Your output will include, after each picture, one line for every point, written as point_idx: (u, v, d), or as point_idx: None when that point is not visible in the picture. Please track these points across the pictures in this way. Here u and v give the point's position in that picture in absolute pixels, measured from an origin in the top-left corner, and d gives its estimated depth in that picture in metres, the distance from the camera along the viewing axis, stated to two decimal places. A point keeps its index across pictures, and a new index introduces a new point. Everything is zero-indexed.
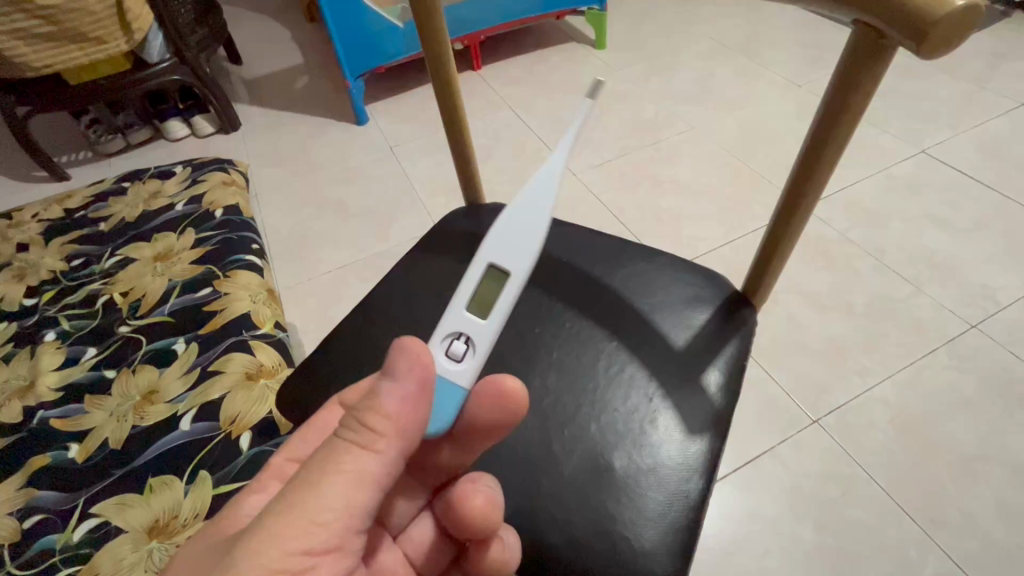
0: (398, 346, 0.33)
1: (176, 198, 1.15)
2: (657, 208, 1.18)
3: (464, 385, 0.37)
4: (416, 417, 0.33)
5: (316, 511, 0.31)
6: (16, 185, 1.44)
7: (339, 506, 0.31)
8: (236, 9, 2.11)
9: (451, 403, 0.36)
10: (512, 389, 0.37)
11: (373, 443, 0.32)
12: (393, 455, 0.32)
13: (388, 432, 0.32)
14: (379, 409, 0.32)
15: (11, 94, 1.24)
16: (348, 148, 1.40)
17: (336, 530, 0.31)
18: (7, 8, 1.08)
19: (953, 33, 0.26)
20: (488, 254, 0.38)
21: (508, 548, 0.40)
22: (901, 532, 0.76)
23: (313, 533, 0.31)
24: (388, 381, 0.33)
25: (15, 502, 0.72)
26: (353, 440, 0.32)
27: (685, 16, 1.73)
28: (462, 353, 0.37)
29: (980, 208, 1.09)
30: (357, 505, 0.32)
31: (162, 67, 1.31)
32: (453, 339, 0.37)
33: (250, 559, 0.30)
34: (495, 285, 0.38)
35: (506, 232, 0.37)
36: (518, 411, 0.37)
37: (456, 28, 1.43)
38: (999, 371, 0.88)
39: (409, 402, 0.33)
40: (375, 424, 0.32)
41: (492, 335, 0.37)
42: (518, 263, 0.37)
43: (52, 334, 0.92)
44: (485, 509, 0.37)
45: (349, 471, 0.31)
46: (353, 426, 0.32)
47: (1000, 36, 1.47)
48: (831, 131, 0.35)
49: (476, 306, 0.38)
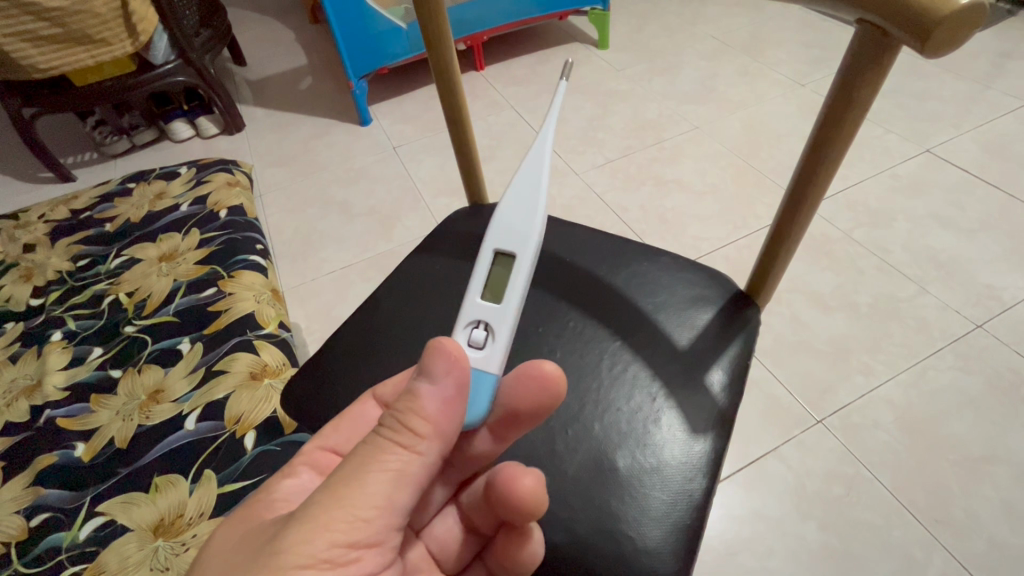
0: (434, 348, 0.33)
1: (182, 199, 1.16)
2: (661, 208, 1.18)
3: (494, 372, 0.38)
4: (454, 418, 0.34)
5: (361, 506, 0.31)
6: (22, 185, 1.45)
7: (381, 503, 0.32)
8: (240, 11, 2.12)
9: (485, 392, 0.38)
10: (551, 373, 0.38)
11: (414, 444, 0.33)
12: (433, 456, 0.33)
13: (428, 433, 0.33)
14: (420, 411, 0.33)
15: (17, 95, 1.25)
16: (352, 149, 1.41)
17: (378, 526, 0.32)
18: (13, 11, 1.09)
19: (956, 32, 0.26)
20: (493, 240, 0.39)
21: (541, 543, 0.40)
22: (906, 533, 0.75)
23: (359, 527, 0.31)
24: (425, 383, 0.33)
25: (22, 501, 0.73)
26: (394, 439, 0.33)
27: (689, 16, 1.73)
28: (482, 340, 0.38)
29: (984, 208, 1.09)
30: (398, 503, 0.32)
31: (168, 68, 1.32)
32: (473, 327, 0.39)
33: (295, 550, 0.30)
34: (505, 269, 0.39)
35: (506, 215, 0.39)
36: (557, 398, 0.38)
37: (459, 28, 1.43)
38: (1003, 371, 0.88)
39: (448, 404, 0.34)
40: (416, 426, 0.33)
41: (510, 317, 0.38)
42: (522, 243, 0.39)
43: (58, 334, 0.92)
44: (535, 492, 0.37)
45: (393, 470, 0.32)
46: (394, 426, 0.33)
47: (1004, 36, 1.46)
48: (834, 134, 0.35)
49: (490, 293, 0.39)
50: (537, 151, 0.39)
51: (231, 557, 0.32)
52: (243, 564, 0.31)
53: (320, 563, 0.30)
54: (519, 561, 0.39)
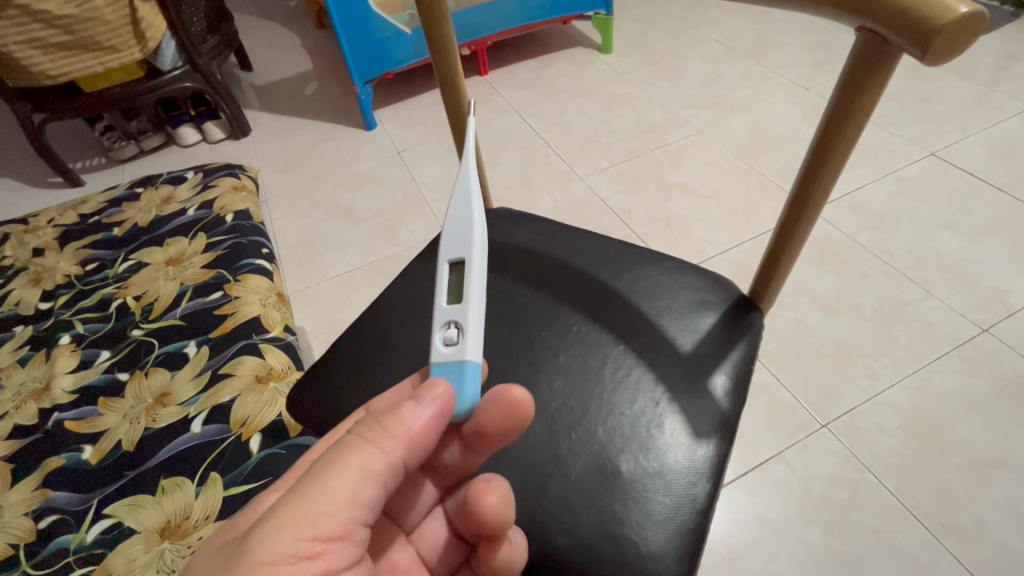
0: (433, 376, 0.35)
1: (189, 204, 1.17)
2: (664, 212, 1.18)
3: (471, 360, 0.38)
4: (431, 435, 0.35)
5: (325, 500, 0.31)
6: (32, 191, 1.47)
7: (344, 497, 0.32)
8: (246, 17, 2.14)
9: (469, 385, 0.38)
10: (519, 398, 0.37)
11: (381, 441, 0.33)
12: (398, 457, 0.34)
13: (397, 435, 0.34)
14: (396, 415, 0.34)
15: (27, 102, 1.26)
16: (357, 153, 1.42)
17: (343, 519, 0.32)
18: (25, 18, 1.10)
19: (956, 41, 0.26)
20: (445, 254, 0.41)
21: (517, 548, 0.40)
22: (912, 538, 0.75)
23: (321, 521, 0.31)
24: (411, 402, 0.35)
25: (30, 503, 0.74)
26: (363, 435, 0.33)
27: (692, 20, 1.73)
28: (453, 337, 0.38)
29: (990, 211, 1.09)
30: (363, 498, 0.32)
31: (175, 74, 1.33)
32: (445, 327, 0.39)
33: (258, 545, 0.30)
34: (461, 276, 0.40)
35: (450, 227, 0.41)
36: (524, 422, 0.38)
37: (463, 34, 1.44)
38: (1010, 375, 0.87)
39: (429, 423, 0.34)
40: (388, 426, 0.33)
41: (475, 311, 0.38)
42: (468, 248, 0.40)
43: (67, 338, 0.93)
44: (500, 507, 0.37)
45: (358, 467, 0.32)
46: (367, 424, 0.34)
47: (1010, 38, 1.46)
48: (833, 142, 0.35)
49: (451, 296, 0.39)
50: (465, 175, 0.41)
51: (215, 555, 0.32)
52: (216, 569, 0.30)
53: (283, 559, 0.30)
54: (497, 566, 0.39)
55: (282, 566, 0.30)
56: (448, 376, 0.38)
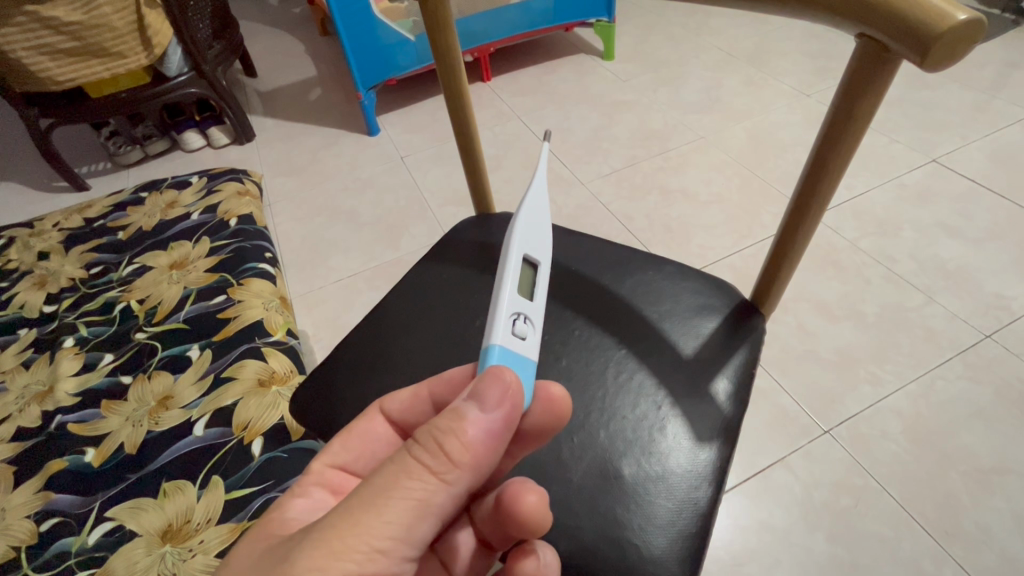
0: (497, 371, 0.32)
1: (193, 207, 1.18)
2: (665, 217, 1.18)
3: (534, 359, 0.36)
4: (492, 455, 0.32)
5: (376, 535, 0.29)
6: (38, 194, 1.48)
7: (398, 533, 0.30)
8: (252, 23, 2.16)
9: (529, 380, 0.36)
10: (556, 396, 0.37)
11: (445, 471, 0.31)
12: (460, 487, 0.31)
13: (463, 463, 0.31)
14: (461, 436, 0.31)
15: (34, 107, 1.28)
16: (361, 158, 1.43)
17: (395, 556, 0.30)
18: (33, 25, 1.12)
19: (955, 47, 0.27)
20: (523, 247, 0.40)
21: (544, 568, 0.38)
22: (916, 546, 0.75)
23: (373, 560, 0.29)
24: (474, 409, 0.32)
25: (32, 505, 0.74)
26: (424, 461, 0.31)
27: (694, 26, 1.75)
28: (523, 326, 0.36)
29: (992, 217, 1.09)
30: (416, 533, 0.31)
31: (180, 80, 1.34)
32: (516, 317, 0.36)
33: None
34: (527, 276, 0.40)
35: (527, 225, 0.41)
36: (562, 418, 0.37)
37: (467, 40, 1.45)
38: (1013, 382, 0.87)
39: (492, 442, 0.32)
40: (451, 449, 0.31)
41: (539, 312, 0.39)
42: (543, 256, 0.42)
43: (71, 340, 0.94)
44: (538, 510, 0.35)
45: (416, 498, 0.30)
46: (427, 447, 0.31)
47: (1011, 46, 1.47)
48: (829, 156, 0.36)
49: (524, 291, 0.39)
50: (540, 181, 0.42)
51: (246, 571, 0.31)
52: None
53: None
54: None
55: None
56: (512, 366, 0.35)
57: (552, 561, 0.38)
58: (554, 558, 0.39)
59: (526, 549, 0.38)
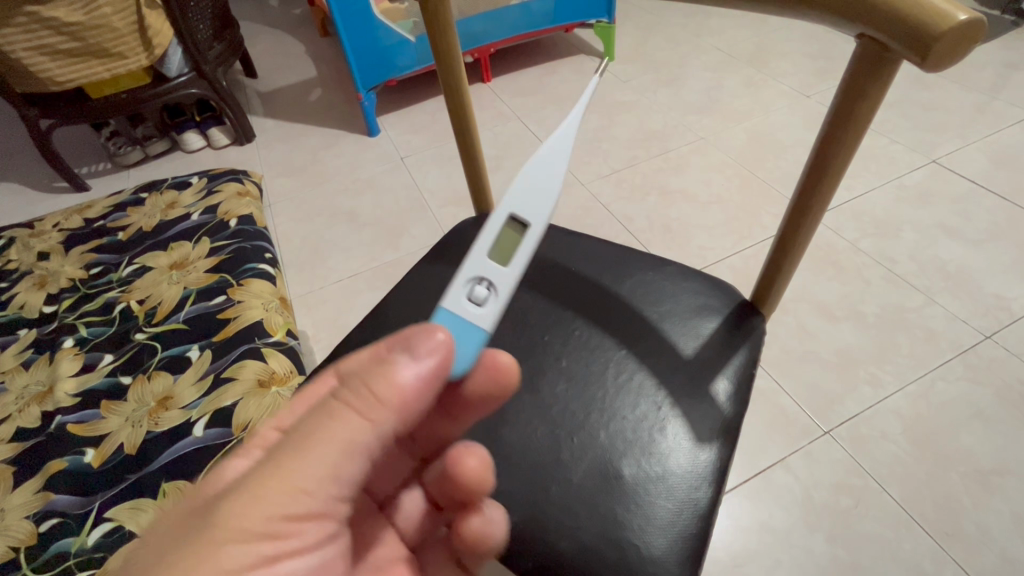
0: (429, 324, 0.31)
1: (193, 208, 1.18)
2: (665, 217, 1.18)
3: (485, 328, 0.33)
4: (425, 398, 0.31)
5: (302, 475, 0.29)
6: (38, 195, 1.48)
7: (324, 473, 0.29)
8: (252, 24, 2.16)
9: (471, 347, 0.33)
10: (505, 365, 0.36)
11: (372, 412, 0.30)
12: (389, 428, 0.30)
13: (392, 404, 0.30)
14: (390, 378, 0.30)
15: (34, 107, 1.28)
16: (361, 159, 1.43)
17: (324, 496, 0.30)
18: (33, 24, 1.12)
19: (955, 48, 0.27)
20: (511, 204, 0.35)
21: (491, 522, 0.41)
22: (916, 547, 0.75)
23: (299, 498, 0.29)
24: (404, 356, 0.30)
25: (32, 505, 0.74)
26: (350, 402, 0.30)
27: (694, 27, 1.75)
28: (487, 293, 0.34)
29: (992, 219, 1.09)
30: (345, 473, 0.30)
31: (181, 81, 1.34)
32: (475, 282, 0.34)
33: (227, 524, 0.28)
34: (514, 238, 0.34)
35: (528, 179, 0.35)
36: (510, 388, 0.37)
37: (467, 42, 1.45)
38: (1013, 383, 0.87)
39: (423, 384, 0.30)
40: (379, 392, 0.30)
41: (512, 278, 0.34)
42: (542, 214, 0.34)
43: (70, 341, 0.94)
44: (480, 472, 0.39)
45: (343, 440, 0.29)
46: (354, 388, 0.30)
47: (1011, 47, 1.47)
48: (827, 162, 0.36)
49: (498, 254, 0.34)
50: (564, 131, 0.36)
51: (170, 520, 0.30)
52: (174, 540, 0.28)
53: (253, 535, 0.28)
54: (469, 538, 0.40)
55: (253, 541, 0.28)
56: (455, 331, 0.33)
57: (499, 518, 0.41)
58: (501, 514, 0.41)
59: (473, 508, 0.40)
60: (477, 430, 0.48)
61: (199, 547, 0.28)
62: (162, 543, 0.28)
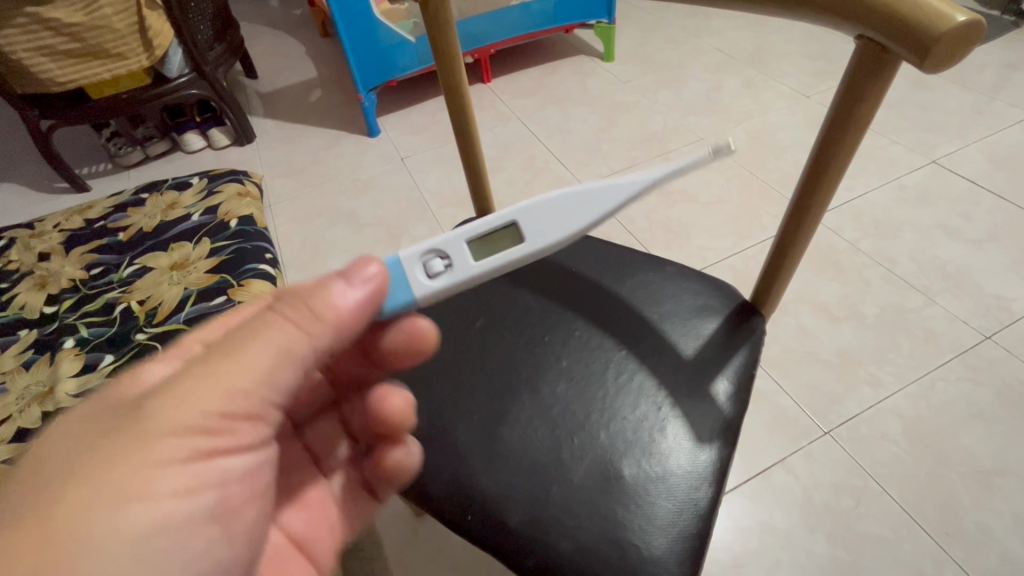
0: (364, 257, 0.34)
1: (194, 209, 1.18)
2: (666, 218, 1.18)
3: (417, 295, 0.36)
4: (359, 320, 0.35)
5: (239, 377, 0.31)
6: (38, 196, 1.48)
7: (259, 376, 0.32)
8: (252, 25, 2.16)
9: (400, 298, 0.36)
10: (422, 328, 0.41)
11: (310, 326, 0.33)
12: (324, 342, 0.34)
13: (328, 320, 0.33)
14: (328, 299, 0.33)
15: (35, 107, 1.28)
16: (361, 160, 1.43)
17: (258, 399, 0.33)
18: (33, 25, 1.12)
19: (954, 50, 0.27)
20: (520, 213, 0.35)
21: (410, 456, 0.46)
22: (916, 547, 0.75)
23: (235, 399, 0.32)
24: (340, 282, 0.34)
25: None
26: (287, 316, 0.33)
27: (694, 28, 1.75)
28: (442, 270, 0.35)
29: (992, 219, 1.09)
30: (280, 379, 0.33)
31: (181, 81, 1.34)
32: (438, 255, 0.36)
33: (160, 418, 0.30)
34: (505, 241, 0.35)
35: (553, 202, 0.35)
36: (428, 349, 0.42)
37: (467, 42, 1.45)
38: (1013, 383, 0.87)
39: (358, 306, 0.34)
40: (316, 310, 0.33)
41: (471, 274, 0.35)
42: (540, 237, 0.35)
43: (71, 341, 0.94)
44: (400, 411, 0.45)
45: (280, 348, 0.32)
46: (292, 303, 0.33)
47: (1010, 47, 1.47)
48: (827, 163, 0.37)
49: (480, 249, 0.36)
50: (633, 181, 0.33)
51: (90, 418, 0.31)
52: (101, 434, 0.30)
53: (188, 430, 0.30)
54: (387, 467, 0.46)
55: (189, 436, 0.31)
56: (395, 277, 0.36)
57: (415, 454, 0.46)
58: (419, 449, 0.47)
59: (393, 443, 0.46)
60: (477, 431, 0.48)
61: (131, 438, 0.29)
62: (87, 439, 0.30)
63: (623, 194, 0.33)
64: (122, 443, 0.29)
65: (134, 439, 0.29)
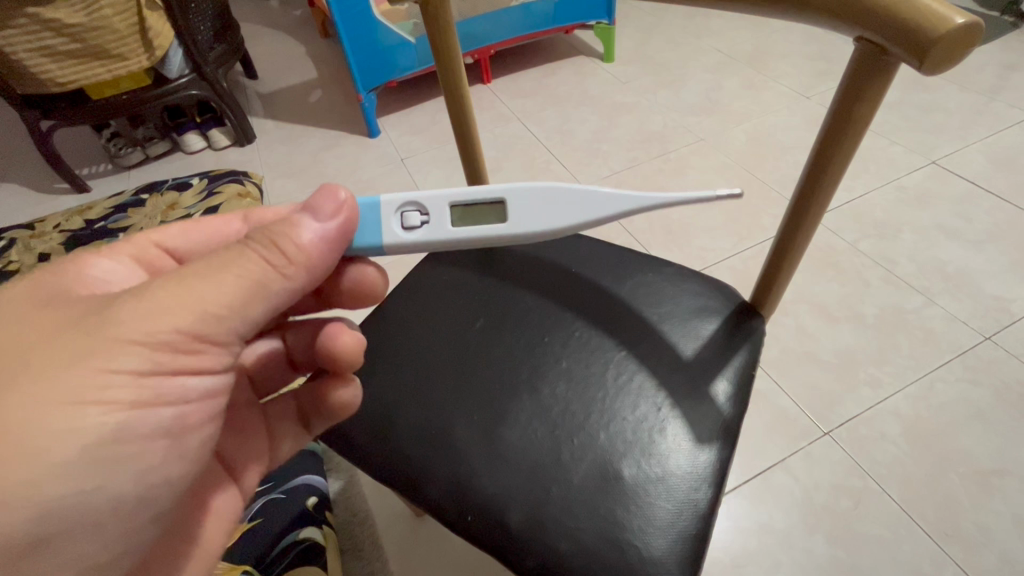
0: (331, 186, 0.35)
1: (194, 210, 1.18)
2: (665, 218, 1.18)
3: (383, 243, 0.38)
4: (327, 258, 0.36)
5: (211, 299, 0.33)
6: (38, 196, 1.48)
7: (229, 303, 0.33)
8: (252, 26, 2.16)
9: (367, 236, 0.38)
10: (368, 275, 0.44)
11: (284, 266, 0.35)
12: (298, 283, 0.36)
13: (299, 261, 0.35)
14: (298, 238, 0.35)
15: (35, 108, 1.29)
16: (361, 160, 1.43)
17: (227, 326, 0.34)
18: (33, 26, 1.12)
19: (953, 52, 0.27)
20: (508, 192, 0.36)
21: (355, 396, 0.48)
22: (915, 548, 0.75)
23: (207, 321, 0.33)
24: (310, 219, 0.35)
25: None
26: (258, 250, 0.34)
27: (694, 29, 1.75)
28: (418, 225, 0.37)
29: (991, 220, 1.09)
30: (251, 312, 0.34)
31: (181, 82, 1.34)
32: (419, 209, 0.37)
33: (130, 321, 0.31)
34: (489, 216, 0.37)
35: (545, 191, 0.36)
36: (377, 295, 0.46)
37: (467, 43, 1.45)
38: (1012, 384, 0.87)
39: (324, 244, 0.36)
40: (285, 249, 0.34)
41: (443, 238, 0.37)
42: (520, 221, 0.36)
43: None
44: (351, 348, 0.45)
45: (251, 279, 0.34)
46: (265, 243, 0.34)
47: (1010, 48, 1.47)
48: (826, 165, 0.37)
49: (462, 217, 0.37)
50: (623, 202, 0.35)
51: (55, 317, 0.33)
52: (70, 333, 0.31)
53: (156, 343, 0.32)
54: (332, 401, 0.47)
55: (151, 349, 0.32)
56: (369, 217, 0.38)
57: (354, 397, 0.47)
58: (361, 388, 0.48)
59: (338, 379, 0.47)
60: (477, 431, 0.48)
61: (100, 341, 0.31)
62: (52, 345, 0.31)
63: (622, 206, 0.35)
64: (91, 347, 0.31)
65: (103, 344, 0.31)
